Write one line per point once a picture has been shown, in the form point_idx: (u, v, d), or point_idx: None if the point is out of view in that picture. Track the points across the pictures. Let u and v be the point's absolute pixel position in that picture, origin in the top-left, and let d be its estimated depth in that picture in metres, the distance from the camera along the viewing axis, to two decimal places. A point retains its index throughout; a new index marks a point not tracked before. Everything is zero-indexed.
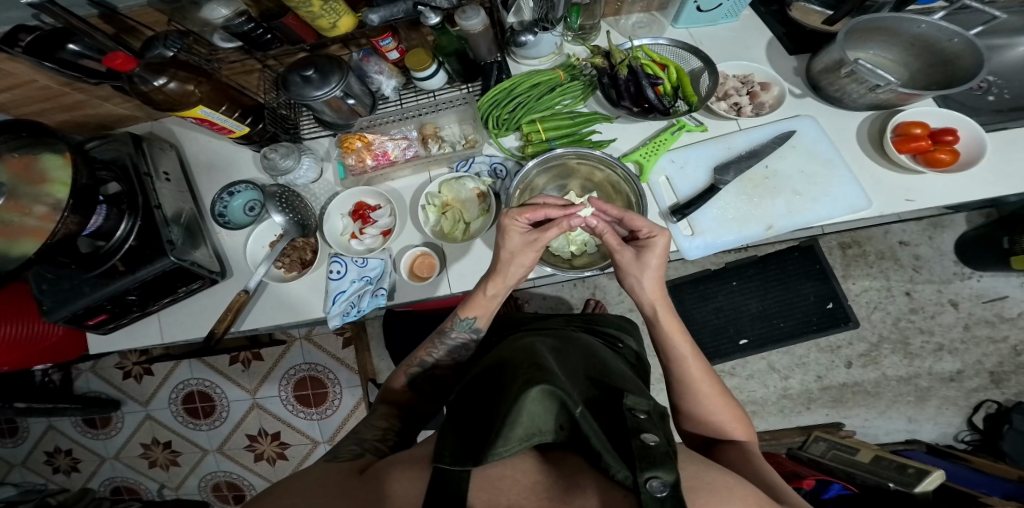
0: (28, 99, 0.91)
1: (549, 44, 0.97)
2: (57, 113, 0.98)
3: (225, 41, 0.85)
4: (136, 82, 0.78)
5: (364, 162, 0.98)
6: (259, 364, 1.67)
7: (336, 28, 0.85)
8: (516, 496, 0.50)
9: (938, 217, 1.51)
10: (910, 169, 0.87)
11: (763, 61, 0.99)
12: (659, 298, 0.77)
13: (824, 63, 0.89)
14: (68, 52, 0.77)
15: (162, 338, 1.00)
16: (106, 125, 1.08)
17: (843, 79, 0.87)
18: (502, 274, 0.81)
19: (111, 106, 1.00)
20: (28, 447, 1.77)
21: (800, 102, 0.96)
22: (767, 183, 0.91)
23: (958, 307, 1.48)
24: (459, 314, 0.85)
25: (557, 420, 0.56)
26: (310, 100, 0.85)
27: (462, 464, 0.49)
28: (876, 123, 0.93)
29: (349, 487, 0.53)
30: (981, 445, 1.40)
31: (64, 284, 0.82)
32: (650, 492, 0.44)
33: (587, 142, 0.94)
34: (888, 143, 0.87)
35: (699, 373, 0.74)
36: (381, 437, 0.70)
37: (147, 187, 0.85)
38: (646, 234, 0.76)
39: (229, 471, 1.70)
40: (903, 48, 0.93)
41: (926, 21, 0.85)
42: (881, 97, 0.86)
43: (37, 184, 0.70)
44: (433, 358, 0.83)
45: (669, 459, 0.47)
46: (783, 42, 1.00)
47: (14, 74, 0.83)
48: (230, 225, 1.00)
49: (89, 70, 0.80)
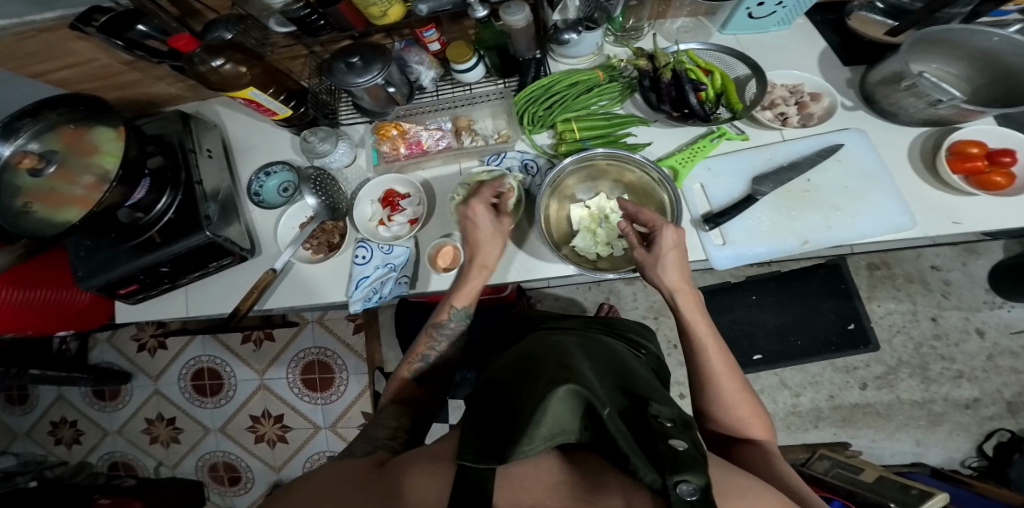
0: (88, 76, 0.94)
1: (590, 44, 0.96)
2: (110, 91, 1.01)
3: (279, 25, 0.87)
4: (195, 63, 0.79)
5: (397, 150, 1.00)
6: (270, 344, 1.70)
7: (386, 16, 0.85)
8: (539, 497, 0.50)
9: (972, 243, 1.48)
10: (962, 191, 0.86)
11: (816, 71, 0.98)
12: (683, 290, 0.77)
13: (882, 75, 0.87)
14: (137, 32, 0.80)
15: (188, 310, 1.02)
16: (155, 105, 1.10)
17: (900, 92, 0.85)
18: (488, 250, 0.85)
19: (164, 85, 1.02)
20: (34, 417, 1.82)
21: (851, 114, 0.95)
22: (809, 195, 0.90)
23: (984, 335, 1.44)
24: (451, 303, 0.85)
25: (582, 420, 0.56)
26: (352, 87, 0.85)
27: (486, 462, 0.50)
28: (930, 139, 0.91)
29: (369, 480, 0.55)
30: (988, 473, 1.36)
31: (101, 253, 0.84)
32: (679, 495, 0.44)
33: (622, 144, 0.94)
34: (943, 161, 0.85)
35: (719, 369, 0.74)
36: (391, 435, 0.71)
37: (189, 163, 0.87)
38: (654, 226, 0.78)
39: (228, 451, 1.71)
40: (968, 63, 0.90)
41: (998, 35, 0.82)
42: (939, 113, 0.83)
43: (87, 156, 0.73)
44: (437, 350, 0.84)
45: (698, 463, 0.46)
46: (837, 52, 0.99)
47: (78, 51, 0.85)
48: (264, 205, 1.01)
49: (152, 49, 0.82)
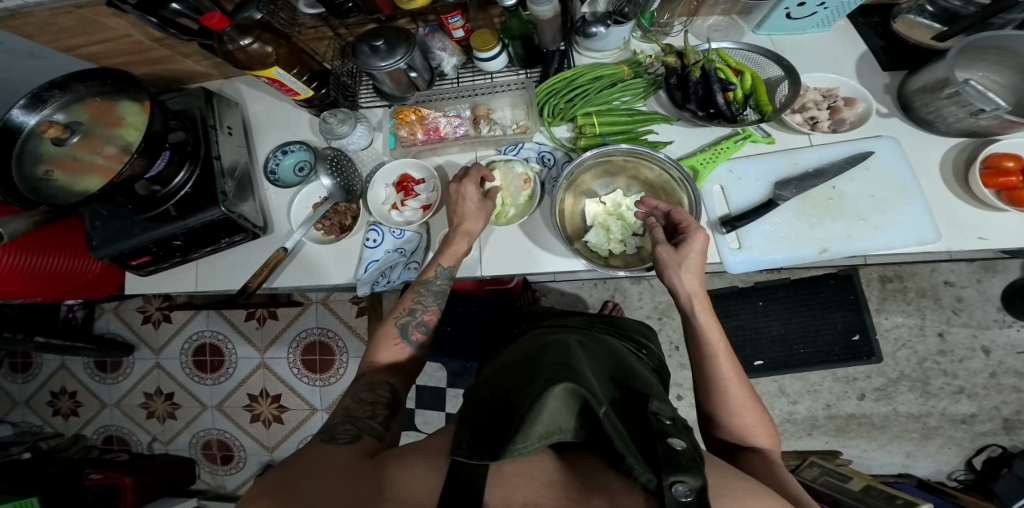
0: (120, 52, 0.94)
1: (617, 38, 0.93)
2: (138, 66, 1.00)
3: (309, 6, 0.88)
4: (223, 42, 0.79)
5: (415, 136, 0.98)
6: (273, 322, 1.71)
7: (413, 2, 0.83)
8: (532, 496, 0.50)
9: (991, 260, 1.46)
10: (993, 206, 0.84)
11: (852, 75, 0.97)
12: (697, 295, 0.77)
13: (923, 82, 0.85)
14: (170, 11, 0.75)
15: (196, 283, 1.02)
16: (181, 80, 1.09)
17: (942, 100, 0.82)
18: (469, 222, 0.87)
19: (191, 63, 1.01)
20: (36, 385, 1.84)
21: (886, 121, 0.93)
22: (832, 203, 0.89)
23: (990, 354, 1.43)
24: (439, 264, 0.87)
25: (578, 419, 0.56)
26: (375, 70, 0.85)
27: (479, 458, 0.50)
28: (965, 151, 0.89)
29: (360, 466, 0.56)
30: (973, 485, 1.38)
31: (117, 223, 0.85)
32: (674, 495, 0.45)
33: (643, 141, 0.93)
34: (976, 174, 0.83)
35: (729, 372, 0.74)
36: (370, 412, 0.70)
37: (210, 138, 0.87)
38: (685, 227, 0.78)
39: (223, 430, 1.72)
40: (1018, 69, 0.84)
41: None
42: (980, 123, 0.80)
43: (112, 127, 0.74)
44: (422, 305, 0.85)
45: (696, 465, 0.48)
46: (878, 56, 0.97)
47: (114, 28, 0.85)
48: (279, 183, 1.01)
49: (184, 29, 0.79)
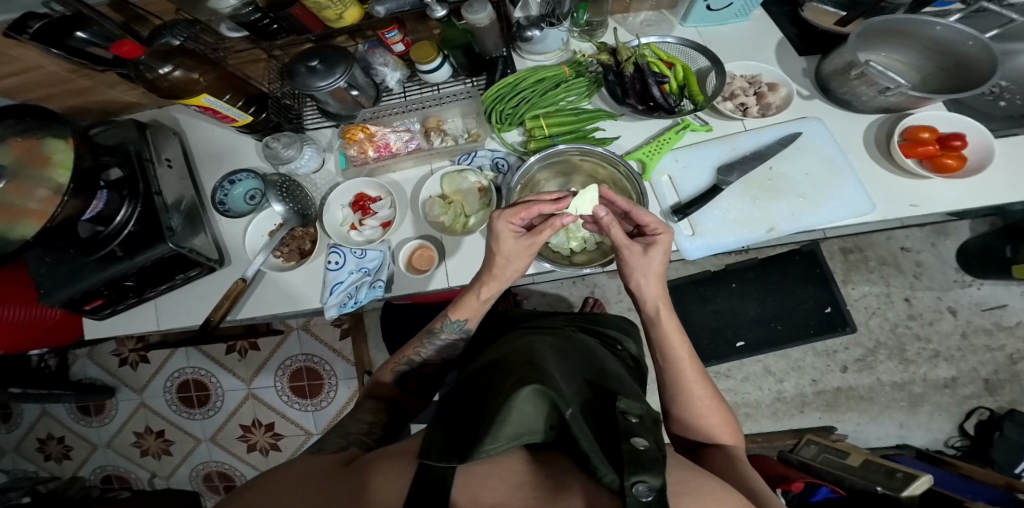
0: (38, 84, 0.91)
1: (556, 40, 0.96)
2: (64, 98, 0.98)
3: (232, 31, 0.86)
4: (141, 70, 0.78)
5: (366, 153, 0.97)
6: (255, 353, 1.67)
7: (343, 19, 0.86)
8: (501, 497, 0.49)
9: (941, 224, 1.51)
10: (917, 174, 0.88)
11: (773, 61, 0.99)
12: (662, 299, 0.76)
13: (835, 65, 0.89)
14: (77, 39, 0.76)
15: (158, 323, 0.99)
16: (110, 112, 1.07)
17: (853, 80, 0.87)
18: (496, 278, 0.79)
19: (117, 93, 1.00)
20: (20, 434, 1.77)
21: (808, 103, 0.96)
22: (772, 184, 0.91)
23: (957, 314, 1.48)
24: (450, 316, 0.83)
25: (547, 420, 0.56)
26: (315, 90, 0.84)
27: (449, 461, 0.48)
28: (884, 127, 0.93)
29: (333, 477, 0.53)
30: (971, 452, 1.38)
31: (63, 266, 0.81)
32: (635, 495, 0.43)
33: (590, 139, 0.94)
34: (897, 147, 0.87)
35: (694, 379, 0.75)
36: (367, 430, 0.69)
37: (148, 173, 0.85)
38: (652, 230, 0.75)
39: (222, 461, 1.68)
40: (917, 51, 0.93)
41: (941, 23, 0.85)
42: (889, 100, 0.86)
43: (41, 167, 0.70)
44: (421, 356, 0.83)
45: (658, 464, 0.46)
46: (793, 43, 1.00)
47: (21, 58, 0.83)
48: (230, 213, 0.99)
49: (96, 57, 0.78)
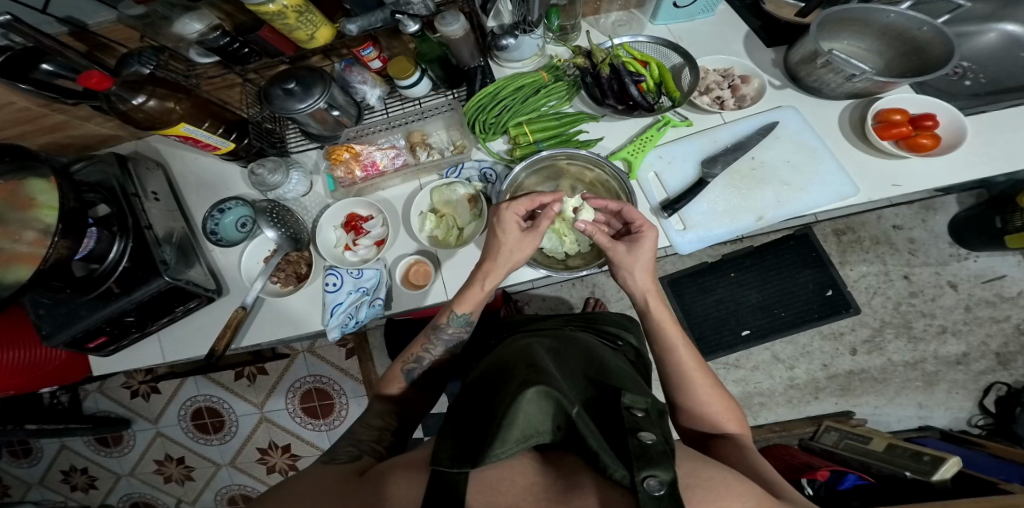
0: (10, 121, 0.91)
1: (531, 46, 0.97)
2: (39, 135, 0.99)
3: (201, 55, 0.87)
4: (114, 101, 0.78)
5: (353, 174, 0.98)
6: (264, 377, 1.66)
7: (314, 39, 0.87)
8: (515, 498, 0.49)
9: (928, 200, 1.51)
10: (894, 155, 0.89)
11: (743, 54, 1.01)
12: (651, 288, 0.78)
13: (801, 54, 0.91)
14: (42, 72, 0.77)
15: (163, 357, 0.99)
16: (90, 146, 1.08)
17: (820, 69, 0.90)
18: (496, 265, 0.80)
19: (93, 125, 1.01)
20: (44, 467, 1.77)
21: (780, 93, 0.98)
22: (755, 173, 0.93)
23: (957, 288, 1.47)
24: (454, 309, 0.82)
25: (554, 420, 0.54)
26: (294, 113, 0.85)
27: (461, 466, 0.48)
28: (856, 111, 0.94)
29: (348, 489, 0.53)
30: (996, 430, 1.36)
31: (61, 308, 0.82)
32: (646, 491, 0.43)
33: (574, 142, 0.95)
34: (871, 131, 0.88)
35: (693, 366, 0.75)
36: (378, 438, 0.68)
37: (136, 208, 0.85)
38: (638, 226, 0.79)
39: (243, 484, 1.68)
40: (876, 38, 0.97)
41: (895, 11, 0.90)
42: (857, 86, 0.88)
43: (26, 210, 0.70)
44: (431, 354, 0.81)
45: (666, 457, 0.45)
46: (759, 35, 1.02)
47: None
48: (223, 242, 1.00)
49: (65, 90, 0.80)
